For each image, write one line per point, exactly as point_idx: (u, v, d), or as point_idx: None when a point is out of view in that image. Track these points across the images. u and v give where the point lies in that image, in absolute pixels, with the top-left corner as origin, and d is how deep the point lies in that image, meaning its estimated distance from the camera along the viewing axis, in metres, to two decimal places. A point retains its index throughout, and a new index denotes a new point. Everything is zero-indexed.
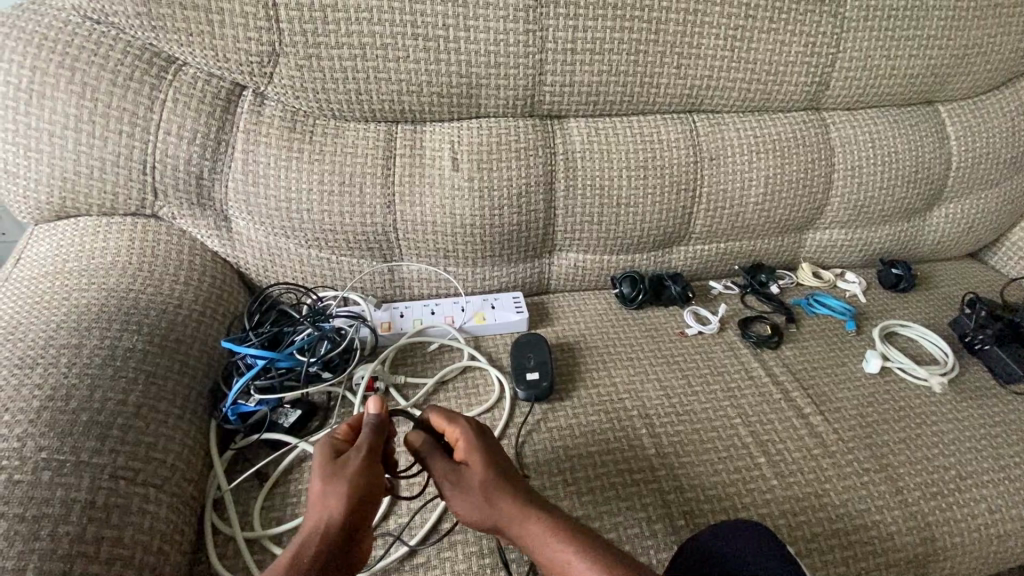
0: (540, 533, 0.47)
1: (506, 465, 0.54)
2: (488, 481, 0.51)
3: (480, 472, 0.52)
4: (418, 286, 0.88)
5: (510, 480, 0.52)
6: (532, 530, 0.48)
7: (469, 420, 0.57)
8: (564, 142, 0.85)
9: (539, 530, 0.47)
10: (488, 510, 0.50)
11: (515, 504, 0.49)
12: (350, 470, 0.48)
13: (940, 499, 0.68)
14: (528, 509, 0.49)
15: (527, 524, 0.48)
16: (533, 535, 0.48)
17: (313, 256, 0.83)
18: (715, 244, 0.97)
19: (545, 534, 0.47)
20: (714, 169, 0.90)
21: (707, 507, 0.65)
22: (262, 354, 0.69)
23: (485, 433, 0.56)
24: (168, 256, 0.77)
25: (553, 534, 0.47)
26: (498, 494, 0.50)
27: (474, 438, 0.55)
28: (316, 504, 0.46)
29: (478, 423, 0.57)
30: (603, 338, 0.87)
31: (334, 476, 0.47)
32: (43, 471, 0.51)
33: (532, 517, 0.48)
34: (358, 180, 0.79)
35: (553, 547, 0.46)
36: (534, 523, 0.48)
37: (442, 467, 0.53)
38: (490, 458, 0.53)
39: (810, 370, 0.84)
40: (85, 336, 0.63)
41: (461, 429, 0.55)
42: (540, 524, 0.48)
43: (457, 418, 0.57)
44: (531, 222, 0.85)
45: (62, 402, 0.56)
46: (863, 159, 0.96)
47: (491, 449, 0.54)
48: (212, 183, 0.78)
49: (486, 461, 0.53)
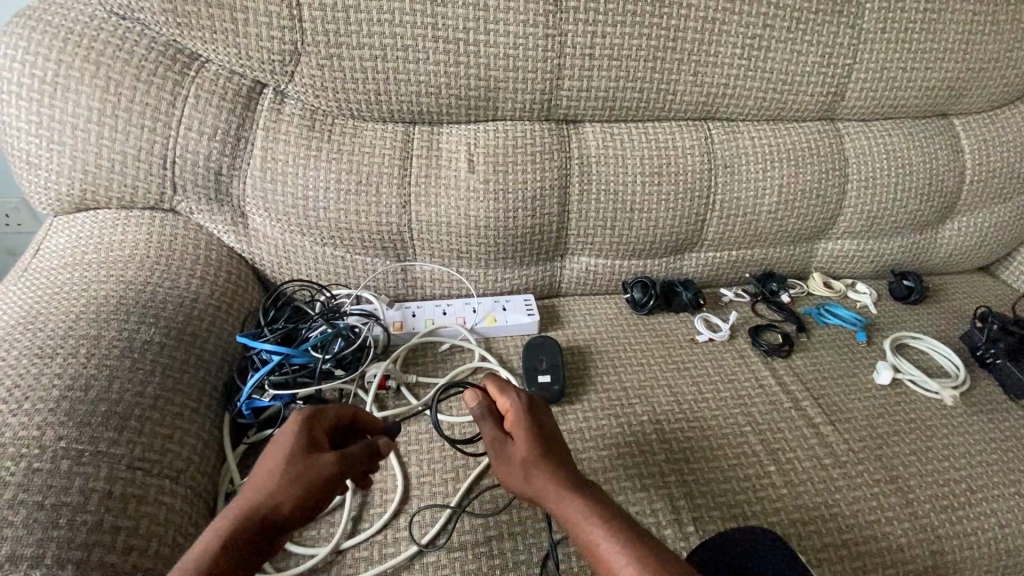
0: (579, 513, 0.47)
1: (551, 443, 0.54)
2: (531, 457, 0.51)
3: (524, 449, 0.52)
4: (430, 286, 0.89)
5: (555, 457, 0.52)
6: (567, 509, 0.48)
7: (521, 396, 0.57)
8: (580, 146, 0.85)
9: (575, 512, 0.48)
10: (528, 483, 0.51)
11: (553, 480, 0.50)
12: (311, 464, 0.47)
13: (950, 512, 0.68)
14: (565, 488, 0.49)
15: (563, 501, 0.49)
16: (568, 512, 0.48)
17: (328, 254, 0.84)
18: (727, 252, 0.97)
19: (580, 514, 0.47)
20: (729, 176, 0.90)
21: (717, 514, 0.65)
22: (277, 350, 0.69)
23: (536, 411, 0.57)
24: (186, 250, 0.77)
25: (586, 514, 0.47)
26: (538, 470, 0.51)
27: (523, 415, 0.55)
28: (262, 487, 0.45)
29: (531, 400, 0.57)
30: (614, 342, 0.87)
31: (289, 465, 0.46)
32: (62, 460, 0.51)
33: (571, 496, 0.49)
34: (375, 179, 0.79)
35: (585, 526, 0.46)
36: (570, 503, 0.48)
37: (489, 437, 0.55)
38: (536, 434, 0.54)
39: (820, 380, 0.83)
40: (104, 327, 0.64)
41: (514, 403, 0.56)
42: (577, 504, 0.48)
43: (510, 391, 0.57)
44: (545, 225, 0.86)
45: (81, 392, 0.57)
46: (877, 170, 0.96)
47: (540, 427, 0.55)
48: (231, 179, 0.79)
49: (532, 439, 0.53)
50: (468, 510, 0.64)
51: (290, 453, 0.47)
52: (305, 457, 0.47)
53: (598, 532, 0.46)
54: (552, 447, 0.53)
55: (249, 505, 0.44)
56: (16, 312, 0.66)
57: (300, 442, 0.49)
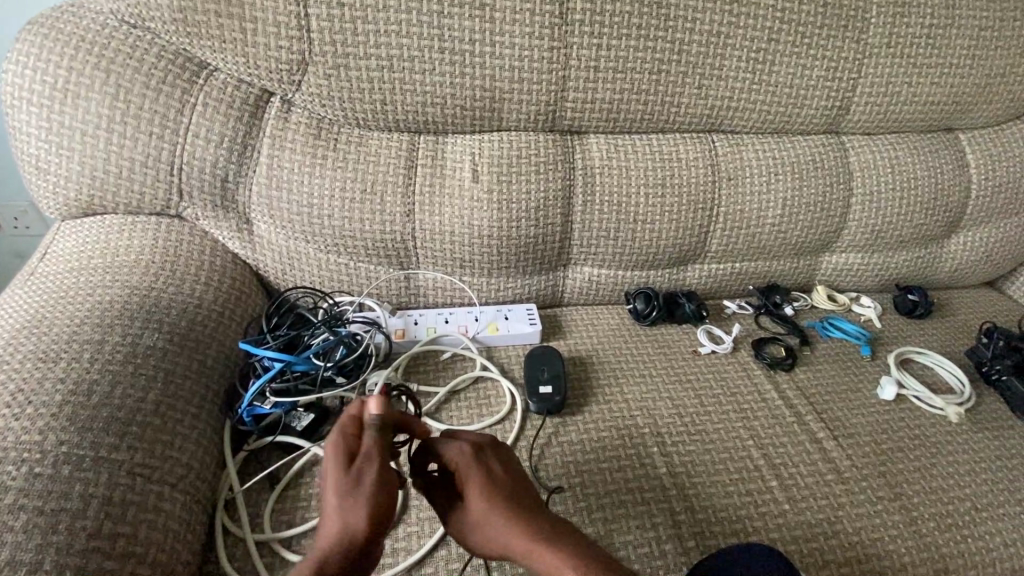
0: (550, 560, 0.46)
1: (514, 485, 0.52)
2: (494, 520, 0.49)
3: (483, 509, 0.49)
4: (433, 295, 0.89)
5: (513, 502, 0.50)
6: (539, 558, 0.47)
7: (463, 445, 0.53)
8: (584, 157, 0.86)
9: (547, 559, 0.46)
10: (494, 545, 0.49)
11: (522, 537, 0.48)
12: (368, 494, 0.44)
13: (955, 531, 0.67)
14: (541, 551, 0.47)
15: (533, 552, 0.47)
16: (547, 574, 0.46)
17: (331, 261, 0.84)
18: (731, 264, 0.97)
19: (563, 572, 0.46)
20: (733, 188, 0.90)
21: (718, 529, 0.65)
22: (280, 357, 0.69)
23: (486, 447, 0.55)
24: (191, 257, 0.78)
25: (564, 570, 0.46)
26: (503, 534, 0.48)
27: (468, 459, 0.52)
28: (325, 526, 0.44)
29: (473, 448, 0.53)
30: (616, 353, 0.87)
31: (349, 501, 0.44)
32: (63, 465, 0.51)
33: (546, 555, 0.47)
34: (380, 188, 0.80)
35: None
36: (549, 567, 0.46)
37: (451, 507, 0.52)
38: (485, 487, 0.50)
39: (823, 394, 0.83)
40: (108, 332, 0.64)
41: (459, 459, 0.52)
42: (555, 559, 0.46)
43: (451, 446, 0.53)
44: (548, 235, 0.86)
45: (83, 397, 0.57)
46: (881, 183, 0.96)
47: (488, 476, 0.51)
48: (237, 186, 0.79)
49: (486, 495, 0.50)
50: None
51: (340, 489, 0.45)
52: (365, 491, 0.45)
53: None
54: (506, 494, 0.50)
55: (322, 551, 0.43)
56: (21, 316, 0.67)
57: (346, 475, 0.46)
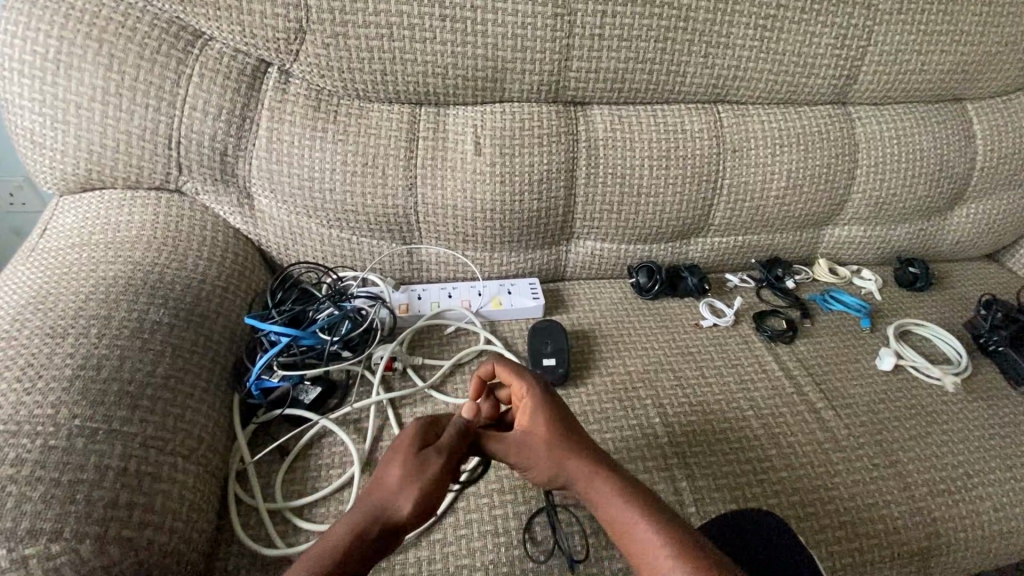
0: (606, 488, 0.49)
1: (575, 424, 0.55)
2: (555, 444, 0.52)
3: (548, 433, 0.53)
4: (436, 270, 0.89)
5: (575, 436, 0.53)
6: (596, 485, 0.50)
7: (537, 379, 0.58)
8: (588, 129, 0.84)
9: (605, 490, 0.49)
10: (552, 468, 0.52)
11: (582, 460, 0.51)
12: (434, 481, 0.46)
13: (947, 496, 0.69)
14: (597, 480, 0.50)
15: (590, 480, 0.50)
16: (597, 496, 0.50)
17: (334, 236, 0.83)
18: (734, 237, 0.97)
19: (614, 499, 0.49)
20: (737, 161, 0.89)
21: (718, 495, 0.67)
22: (285, 331, 0.69)
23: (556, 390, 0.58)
24: (193, 232, 0.77)
25: (617, 495, 0.49)
26: (564, 455, 0.52)
27: (537, 390, 0.56)
28: (380, 495, 0.44)
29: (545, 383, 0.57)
30: (618, 326, 0.87)
31: (413, 479, 0.45)
32: (77, 437, 0.52)
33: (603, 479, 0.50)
34: (381, 161, 0.79)
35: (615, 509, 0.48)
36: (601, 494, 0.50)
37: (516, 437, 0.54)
38: (553, 413, 0.54)
39: (823, 366, 0.84)
40: (113, 307, 0.64)
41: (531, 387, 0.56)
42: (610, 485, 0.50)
43: (524, 376, 0.58)
44: (551, 209, 0.85)
45: (93, 371, 0.57)
46: (887, 155, 0.95)
47: (556, 407, 0.55)
48: (236, 160, 0.78)
49: (552, 422, 0.53)
50: (473, 490, 0.65)
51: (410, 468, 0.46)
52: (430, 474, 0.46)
53: (634, 517, 0.47)
54: (570, 426, 0.54)
55: (367, 516, 0.43)
56: (25, 291, 0.67)
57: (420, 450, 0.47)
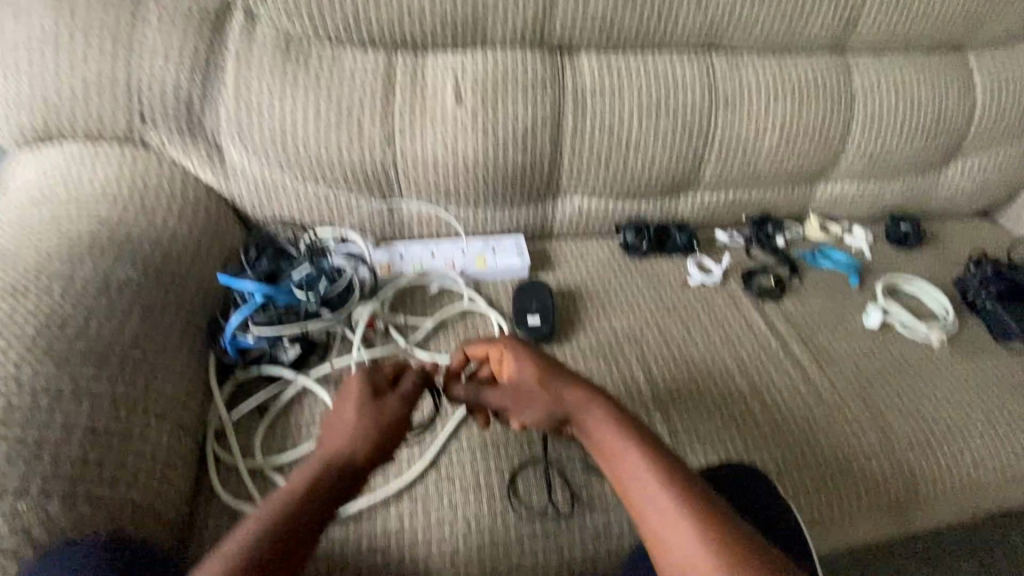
0: (602, 422, 0.49)
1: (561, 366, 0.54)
2: (545, 392, 0.52)
3: (535, 383, 0.53)
4: (417, 227, 0.85)
5: (563, 377, 0.53)
6: (595, 420, 0.49)
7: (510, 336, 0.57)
8: (574, 77, 0.80)
9: (601, 422, 0.49)
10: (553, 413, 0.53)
11: (577, 392, 0.51)
12: (390, 422, 0.52)
13: (926, 448, 0.70)
14: (592, 415, 0.49)
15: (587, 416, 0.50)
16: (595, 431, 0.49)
17: (310, 191, 0.79)
18: (726, 193, 0.94)
19: (609, 431, 0.48)
20: (730, 112, 0.86)
21: (700, 449, 0.67)
22: (260, 289, 0.67)
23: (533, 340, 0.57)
24: (159, 187, 0.73)
25: (613, 426, 0.48)
26: (559, 390, 0.51)
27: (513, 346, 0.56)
28: (340, 440, 0.49)
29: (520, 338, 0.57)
30: (605, 284, 0.85)
31: (370, 422, 0.51)
32: (42, 396, 0.50)
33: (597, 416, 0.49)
34: (357, 111, 0.76)
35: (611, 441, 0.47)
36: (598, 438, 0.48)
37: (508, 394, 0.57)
38: (537, 361, 0.54)
39: (811, 323, 0.83)
40: (78, 264, 0.62)
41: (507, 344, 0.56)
42: (605, 418, 0.49)
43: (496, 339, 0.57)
44: (536, 163, 0.82)
45: (57, 329, 0.55)
46: (884, 106, 0.92)
47: (537, 355, 0.55)
48: (203, 109, 0.74)
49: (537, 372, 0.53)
50: (456, 447, 0.64)
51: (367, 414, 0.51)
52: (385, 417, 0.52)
53: (628, 450, 0.46)
54: (556, 368, 0.53)
55: (327, 461, 0.47)
56: None
57: (375, 398, 0.53)
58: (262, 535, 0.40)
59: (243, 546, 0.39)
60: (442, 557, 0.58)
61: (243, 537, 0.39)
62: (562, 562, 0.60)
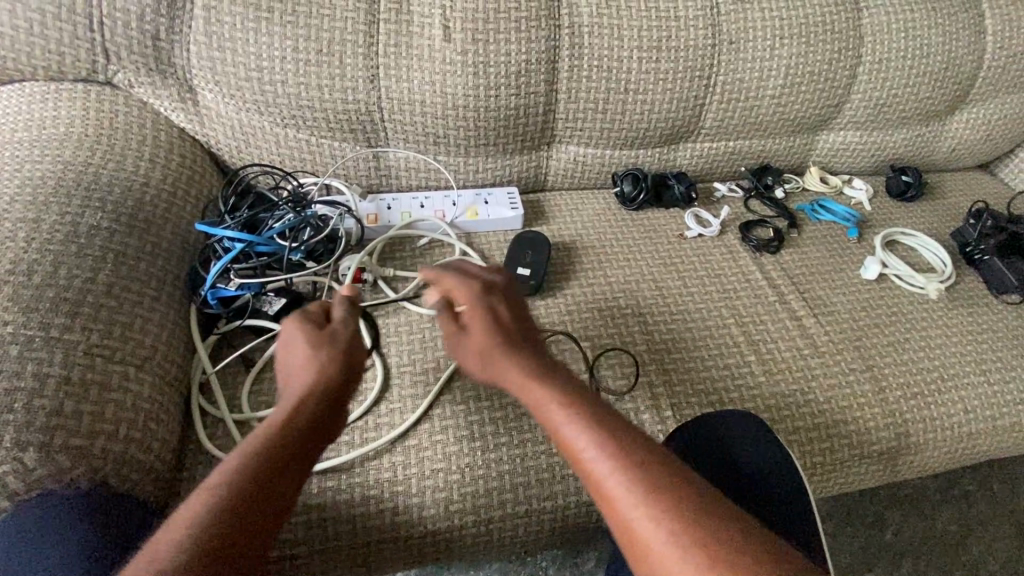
0: (544, 388, 0.47)
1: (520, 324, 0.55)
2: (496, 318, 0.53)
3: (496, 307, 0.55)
4: (406, 177, 0.82)
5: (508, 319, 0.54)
6: (537, 385, 0.47)
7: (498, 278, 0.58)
8: (571, 14, 0.76)
9: (543, 392, 0.47)
10: (492, 347, 0.51)
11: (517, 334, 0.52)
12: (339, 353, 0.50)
13: (919, 398, 0.70)
14: (528, 382, 0.48)
15: (531, 382, 0.48)
16: (535, 398, 0.47)
17: (291, 137, 0.75)
18: (725, 142, 0.91)
19: (548, 402, 0.46)
20: (733, 53, 0.82)
21: (695, 400, 0.66)
22: (241, 237, 0.64)
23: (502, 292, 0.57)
24: (130, 130, 0.69)
25: (552, 395, 0.46)
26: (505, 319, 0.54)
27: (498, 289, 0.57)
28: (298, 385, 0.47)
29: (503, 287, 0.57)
30: (601, 236, 0.83)
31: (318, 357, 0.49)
32: (11, 345, 0.48)
33: (539, 386, 0.47)
34: (338, 48, 0.71)
35: (549, 411, 0.46)
36: (539, 389, 0.47)
37: (457, 279, 0.56)
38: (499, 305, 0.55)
39: (808, 276, 0.82)
40: (43, 210, 0.58)
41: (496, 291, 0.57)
42: (545, 394, 0.46)
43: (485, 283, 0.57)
44: (530, 107, 0.78)
45: (24, 277, 0.52)
46: (893, 50, 0.88)
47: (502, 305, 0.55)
48: (172, 46, 0.69)
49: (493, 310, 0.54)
50: (449, 398, 0.63)
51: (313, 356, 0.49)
52: (344, 353, 0.50)
53: (566, 418, 0.45)
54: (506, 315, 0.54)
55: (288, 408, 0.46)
56: None
57: (316, 334, 0.51)
58: (225, 498, 0.39)
59: (214, 503, 0.38)
60: (435, 507, 0.57)
61: (204, 500, 0.39)
62: (556, 510, 0.59)
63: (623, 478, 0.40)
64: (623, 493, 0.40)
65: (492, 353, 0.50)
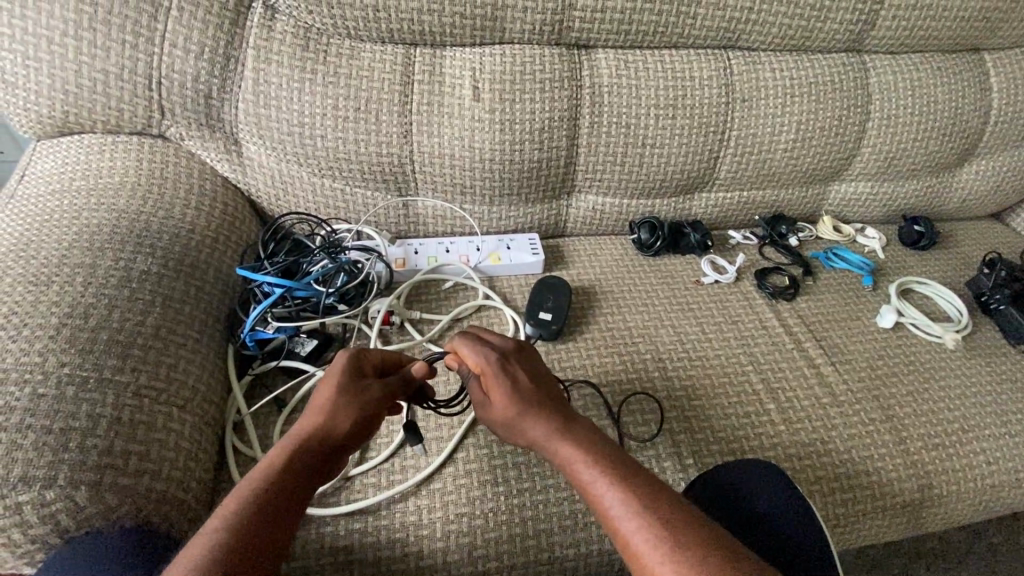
0: (570, 452, 0.51)
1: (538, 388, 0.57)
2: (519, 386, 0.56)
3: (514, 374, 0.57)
4: (433, 223, 0.85)
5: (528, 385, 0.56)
6: (565, 447, 0.52)
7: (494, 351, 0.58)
8: (592, 75, 0.81)
9: (571, 452, 0.51)
10: (516, 418, 0.55)
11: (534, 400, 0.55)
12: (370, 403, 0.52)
13: (940, 449, 0.70)
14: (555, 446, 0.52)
15: (556, 448, 0.52)
16: (564, 459, 0.51)
17: (326, 186, 0.80)
18: (739, 193, 0.94)
19: (579, 463, 0.50)
20: (746, 111, 0.86)
21: (716, 448, 0.67)
22: (279, 283, 0.67)
23: (512, 355, 0.59)
24: (178, 180, 0.74)
25: (581, 457, 0.51)
26: (523, 386, 0.56)
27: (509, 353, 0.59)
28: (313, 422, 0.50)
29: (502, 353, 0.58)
30: (620, 282, 0.85)
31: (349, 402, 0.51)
32: (67, 386, 0.51)
33: (572, 450, 0.51)
34: (374, 106, 0.76)
35: (579, 471, 0.50)
36: (565, 446, 0.52)
37: (471, 346, 0.58)
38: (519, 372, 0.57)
39: (824, 324, 0.83)
40: (98, 256, 0.62)
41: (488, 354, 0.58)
42: (576, 456, 0.51)
43: (482, 348, 0.58)
44: (552, 160, 0.82)
45: (81, 320, 0.56)
46: (900, 107, 0.92)
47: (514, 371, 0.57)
48: (222, 103, 0.75)
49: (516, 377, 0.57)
50: (473, 441, 0.65)
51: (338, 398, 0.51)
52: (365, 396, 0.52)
53: (593, 478, 0.49)
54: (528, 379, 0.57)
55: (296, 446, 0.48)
56: (6, 238, 0.64)
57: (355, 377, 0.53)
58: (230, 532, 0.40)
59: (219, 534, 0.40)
60: (459, 552, 0.58)
61: (211, 533, 0.40)
62: (578, 557, 0.60)
63: (645, 531, 0.44)
64: (648, 546, 0.43)
65: (517, 421, 0.54)
